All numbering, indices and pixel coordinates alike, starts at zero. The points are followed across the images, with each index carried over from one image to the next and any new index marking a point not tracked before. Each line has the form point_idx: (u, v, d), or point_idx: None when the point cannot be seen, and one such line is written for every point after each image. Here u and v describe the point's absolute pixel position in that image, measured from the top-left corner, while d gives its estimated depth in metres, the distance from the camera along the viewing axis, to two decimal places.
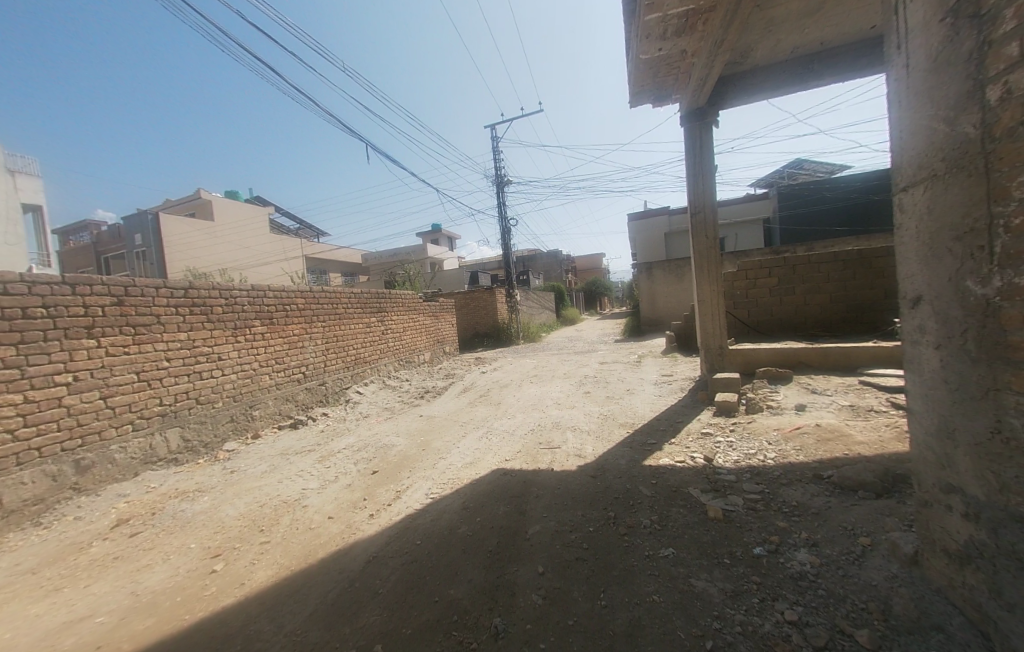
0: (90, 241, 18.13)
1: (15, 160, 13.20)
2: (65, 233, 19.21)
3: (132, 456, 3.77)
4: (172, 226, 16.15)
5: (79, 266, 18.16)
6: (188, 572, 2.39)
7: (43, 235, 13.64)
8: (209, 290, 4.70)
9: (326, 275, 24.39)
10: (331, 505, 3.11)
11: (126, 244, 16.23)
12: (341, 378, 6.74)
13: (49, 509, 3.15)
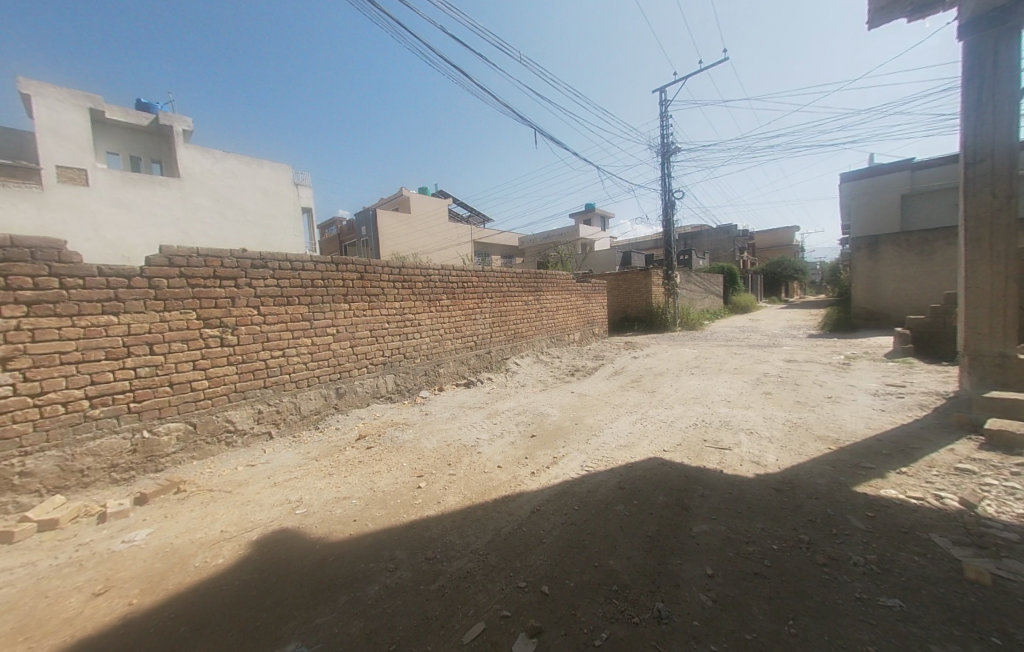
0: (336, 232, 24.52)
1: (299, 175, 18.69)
2: (322, 228, 26.50)
3: (366, 390, 5.08)
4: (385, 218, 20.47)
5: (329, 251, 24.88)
6: (402, 483, 3.13)
7: (312, 229, 19.15)
8: (414, 268, 5.79)
9: (491, 257, 26.99)
10: (499, 456, 3.57)
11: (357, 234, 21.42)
12: (503, 349, 7.48)
13: (322, 418, 4.57)
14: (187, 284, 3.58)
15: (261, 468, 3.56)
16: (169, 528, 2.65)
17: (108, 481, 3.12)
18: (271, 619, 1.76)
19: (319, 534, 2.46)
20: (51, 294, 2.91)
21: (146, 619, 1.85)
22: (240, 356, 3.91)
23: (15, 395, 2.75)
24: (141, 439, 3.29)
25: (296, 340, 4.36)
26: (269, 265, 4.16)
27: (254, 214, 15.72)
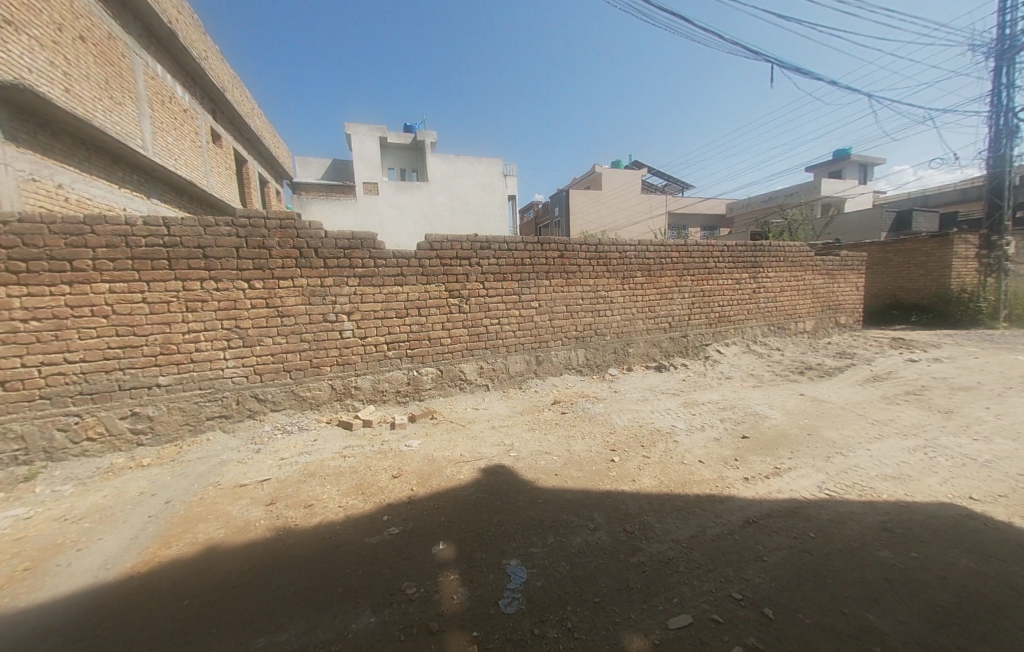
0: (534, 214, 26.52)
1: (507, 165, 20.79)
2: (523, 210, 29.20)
3: (560, 361, 5.39)
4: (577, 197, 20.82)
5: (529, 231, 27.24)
6: (597, 453, 3.25)
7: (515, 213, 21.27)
8: (610, 245, 5.67)
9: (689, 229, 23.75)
10: (701, 450, 3.25)
11: (552, 214, 22.64)
12: (704, 334, 6.62)
13: (524, 381, 5.13)
14: (436, 263, 4.53)
15: (482, 413, 4.34)
16: (428, 443, 3.57)
17: (394, 402, 4.42)
18: (497, 535, 2.17)
19: (529, 477, 2.85)
20: (370, 270, 4.21)
21: (419, 504, 2.58)
22: (469, 321, 4.76)
23: (353, 336, 4.19)
24: (411, 376, 4.50)
25: (509, 311, 5.00)
26: (493, 246, 4.84)
27: (474, 204, 18.31)
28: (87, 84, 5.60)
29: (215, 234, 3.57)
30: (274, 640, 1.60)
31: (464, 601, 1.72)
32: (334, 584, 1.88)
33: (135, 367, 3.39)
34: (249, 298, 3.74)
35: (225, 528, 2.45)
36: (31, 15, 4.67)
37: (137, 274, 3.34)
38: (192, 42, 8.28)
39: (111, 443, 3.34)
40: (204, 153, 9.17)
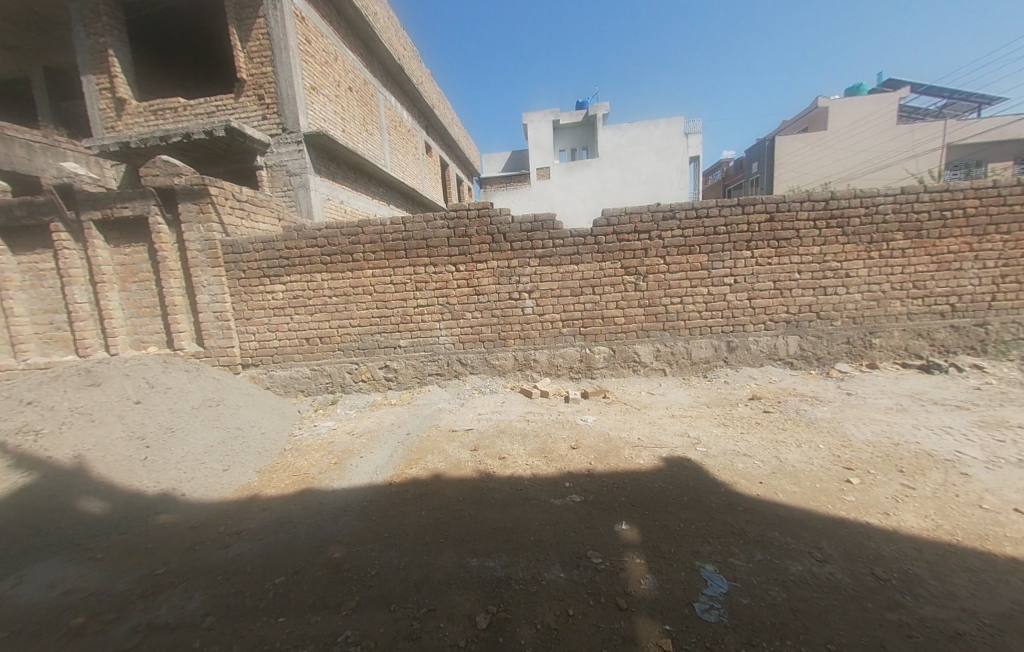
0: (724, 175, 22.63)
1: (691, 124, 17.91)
2: (710, 172, 25.40)
3: (762, 349, 4.50)
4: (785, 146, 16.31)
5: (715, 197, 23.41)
6: (823, 467, 2.59)
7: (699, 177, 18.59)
8: (851, 199, 4.26)
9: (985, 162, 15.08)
10: (1018, 496, 2.20)
11: (749, 172, 18.88)
12: (1019, 322, 4.41)
13: (713, 368, 4.51)
14: (616, 239, 4.33)
15: (661, 398, 4.05)
16: (604, 421, 3.56)
17: (568, 377, 4.57)
18: (689, 532, 1.99)
19: (724, 478, 2.51)
20: (549, 250, 4.37)
21: (600, 478, 2.61)
22: (648, 300, 4.43)
23: (533, 313, 4.48)
24: (584, 353, 4.54)
25: (695, 289, 4.41)
26: (679, 215, 4.29)
27: (648, 174, 16.64)
28: (354, 122, 7.54)
29: (433, 227, 4.33)
30: (483, 563, 1.91)
31: (654, 588, 1.66)
32: (528, 533, 2.09)
33: (384, 332, 4.50)
34: (455, 279, 4.43)
35: (443, 462, 3.04)
36: (325, 79, 6.57)
37: (385, 261, 4.37)
38: (412, 71, 10.13)
39: (373, 385, 4.57)
40: (420, 161, 11.18)
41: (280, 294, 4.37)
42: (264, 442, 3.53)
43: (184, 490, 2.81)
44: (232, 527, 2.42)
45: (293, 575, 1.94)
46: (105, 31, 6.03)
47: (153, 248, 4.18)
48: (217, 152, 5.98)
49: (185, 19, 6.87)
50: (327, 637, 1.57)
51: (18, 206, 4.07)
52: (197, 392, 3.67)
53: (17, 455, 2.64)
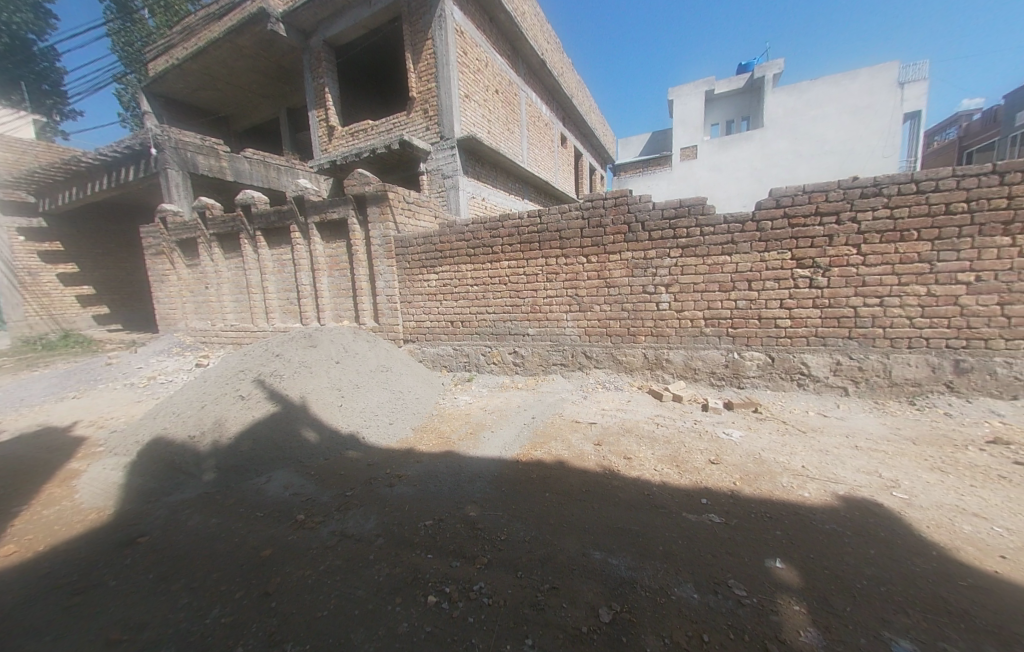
0: (957, 135, 16.82)
1: (908, 68, 13.19)
2: (936, 132, 19.28)
3: (1018, 375, 3.21)
4: None
5: (940, 166, 17.45)
6: None
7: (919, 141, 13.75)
8: None
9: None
10: None
11: (1003, 128, 13.15)
12: None
13: (925, 394, 3.44)
14: (788, 224, 3.63)
15: (836, 423, 3.30)
16: (753, 438, 3.09)
17: (707, 383, 4.09)
18: (875, 594, 1.59)
19: (934, 539, 1.91)
20: (696, 240, 3.93)
21: (747, 502, 2.29)
22: (826, 300, 3.61)
23: (670, 308, 4.13)
24: (730, 358, 3.98)
25: (901, 288, 3.41)
26: (885, 192, 3.35)
27: (835, 143, 13.39)
28: (499, 122, 8.03)
29: (568, 218, 4.35)
30: (608, 558, 1.88)
31: (817, 646, 1.39)
32: (655, 541, 1.98)
33: (516, 320, 4.75)
34: (586, 270, 4.38)
35: (567, 451, 3.08)
36: (477, 86, 7.17)
37: (520, 253, 4.59)
38: (554, 64, 10.24)
39: (503, 368, 4.89)
40: (555, 154, 11.26)
41: (433, 282, 5.01)
42: (418, 406, 4.14)
43: (363, 435, 3.52)
44: (394, 471, 2.92)
45: (439, 522, 2.24)
46: (324, 73, 7.70)
47: (349, 243, 5.27)
48: (392, 162, 7.14)
49: (375, 53, 8.31)
50: (465, 582, 1.78)
51: (273, 213, 5.59)
52: (373, 358, 4.50)
53: (269, 389, 3.66)
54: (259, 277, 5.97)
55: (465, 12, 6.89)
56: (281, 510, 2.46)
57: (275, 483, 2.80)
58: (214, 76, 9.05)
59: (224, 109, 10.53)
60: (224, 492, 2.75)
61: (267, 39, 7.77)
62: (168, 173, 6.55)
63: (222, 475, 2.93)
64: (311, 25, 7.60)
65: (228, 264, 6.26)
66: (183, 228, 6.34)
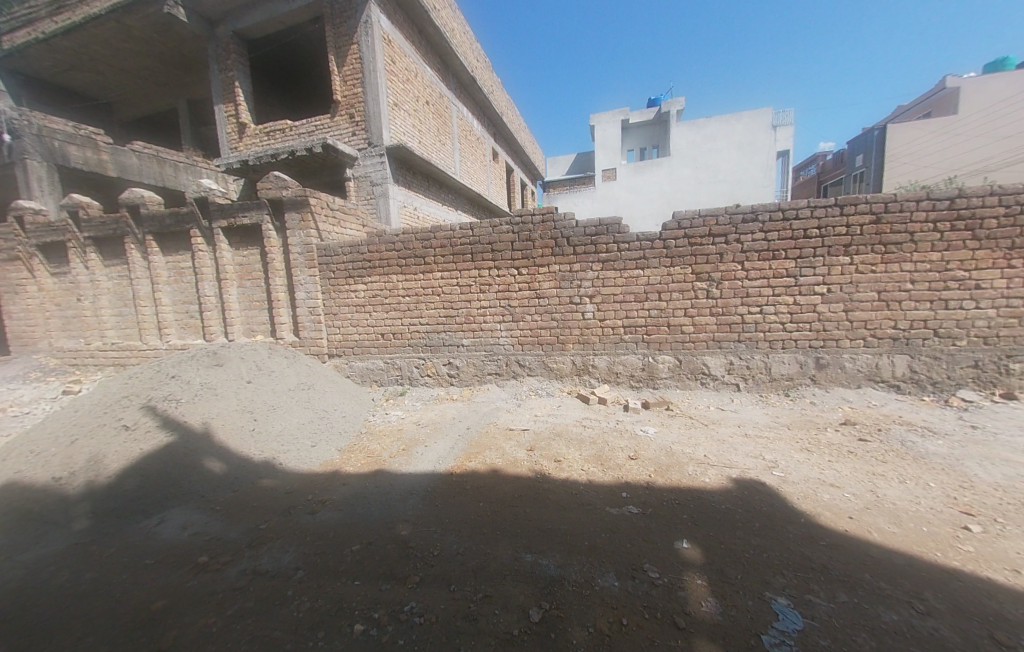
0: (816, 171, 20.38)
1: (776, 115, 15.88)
2: (801, 168, 23.17)
3: (859, 368, 3.95)
4: (899, 138, 13.14)
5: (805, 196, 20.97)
6: (932, 508, 2.22)
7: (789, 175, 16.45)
8: (984, 197, 3.56)
9: None
10: None
11: (846, 169, 16.25)
12: None
13: (796, 387, 4.08)
14: (688, 243, 4.12)
15: (731, 415, 3.77)
16: (665, 433, 3.42)
17: (628, 385, 4.43)
18: (760, 561, 1.85)
19: (803, 508, 2.28)
20: (614, 255, 4.28)
21: (660, 492, 2.52)
22: (720, 308, 4.14)
23: (593, 318, 4.42)
24: (646, 362, 4.37)
25: (776, 298, 4.03)
26: (760, 218, 3.96)
27: (727, 172, 15.44)
28: (429, 133, 8.02)
29: (498, 232, 4.48)
30: (538, 560, 1.95)
31: (716, 613, 1.58)
32: (582, 537, 2.10)
33: (449, 332, 4.74)
34: (517, 282, 4.52)
35: (500, 459, 3.14)
36: (406, 95, 7.11)
37: (452, 264, 4.61)
38: (484, 81, 10.53)
39: (437, 380, 4.82)
40: (487, 168, 11.51)
41: (361, 293, 4.81)
42: (345, 424, 3.91)
43: (280, 460, 3.23)
44: (318, 496, 2.73)
45: (367, 545, 2.15)
46: (234, 67, 7.10)
47: (263, 250, 4.85)
48: (313, 166, 6.74)
49: (294, 52, 7.86)
50: (396, 605, 1.73)
51: (169, 216, 4.96)
52: (292, 376, 4.18)
53: (163, 417, 3.22)
54: (150, 288, 5.23)
55: (392, 21, 6.81)
56: (178, 554, 2.16)
57: (170, 524, 2.46)
58: (92, 57, 7.85)
59: (105, 95, 9.16)
60: (102, 542, 2.34)
61: (163, 23, 6.96)
62: (27, 164, 5.55)
63: (99, 521, 2.49)
64: (218, 13, 6.97)
65: (109, 273, 5.39)
66: (48, 230, 5.33)
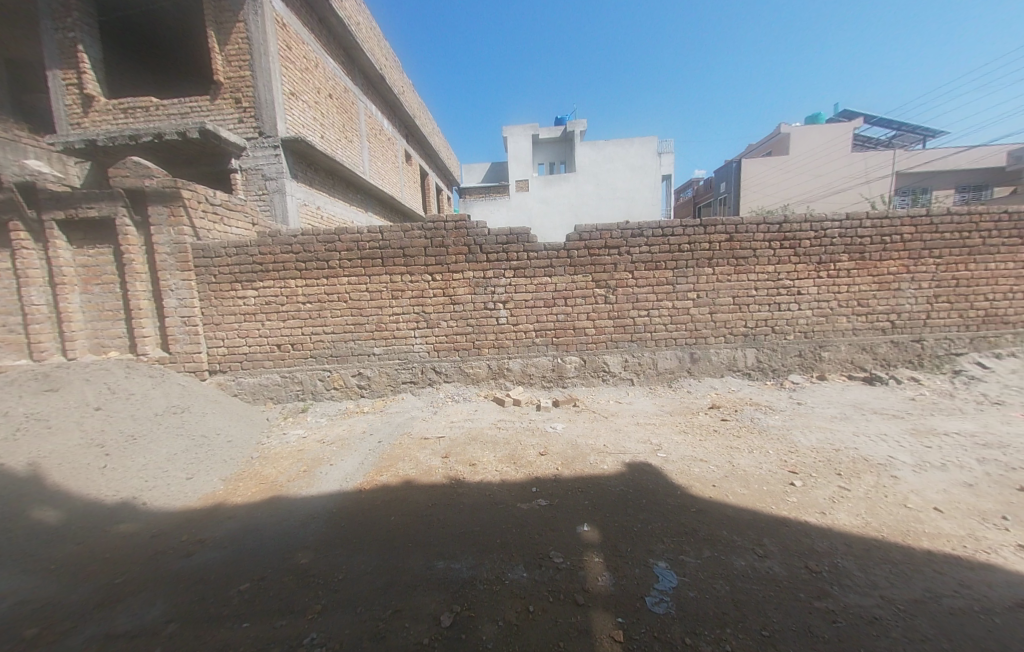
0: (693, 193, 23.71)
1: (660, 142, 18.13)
2: (682, 190, 26.74)
3: (723, 361, 4.71)
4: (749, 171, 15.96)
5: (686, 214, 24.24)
6: (770, 471, 2.75)
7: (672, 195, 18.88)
8: (801, 223, 4.54)
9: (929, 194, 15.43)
10: (938, 496, 2.38)
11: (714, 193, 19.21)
12: (951, 338, 4.69)
13: (678, 379, 4.70)
14: (588, 253, 4.51)
15: (627, 407, 4.21)
16: (572, 428, 3.68)
17: (539, 386, 4.66)
18: (646, 533, 2.11)
19: (681, 482, 2.65)
20: (523, 262, 4.49)
21: (565, 483, 2.71)
22: (617, 312, 4.60)
23: (506, 323, 4.57)
24: (555, 363, 4.65)
25: (659, 303, 4.62)
26: (646, 233, 4.51)
27: (623, 190, 17.14)
28: (333, 129, 7.51)
29: (409, 237, 4.38)
30: (450, 565, 1.96)
31: (609, 585, 1.76)
32: (493, 535, 2.17)
33: (358, 340, 4.48)
34: (431, 288, 4.47)
35: (414, 469, 3.07)
36: (304, 86, 6.57)
37: (360, 269, 4.38)
38: (393, 81, 10.20)
39: (344, 393, 4.51)
40: (400, 170, 11.16)
41: (251, 300, 4.30)
42: (231, 451, 3.45)
43: (145, 499, 2.73)
44: (196, 535, 2.37)
45: (260, 581, 1.94)
46: (74, 26, 5.85)
47: (118, 250, 4.05)
48: (189, 153, 5.85)
49: (161, 19, 6.76)
50: (294, 640, 1.60)
51: None
52: (161, 399, 3.57)
53: None
54: None
55: (287, 3, 6.26)
56: None
57: None
58: None
59: None
60: None
61: None
62: None
63: None
64: None
65: None
66: None
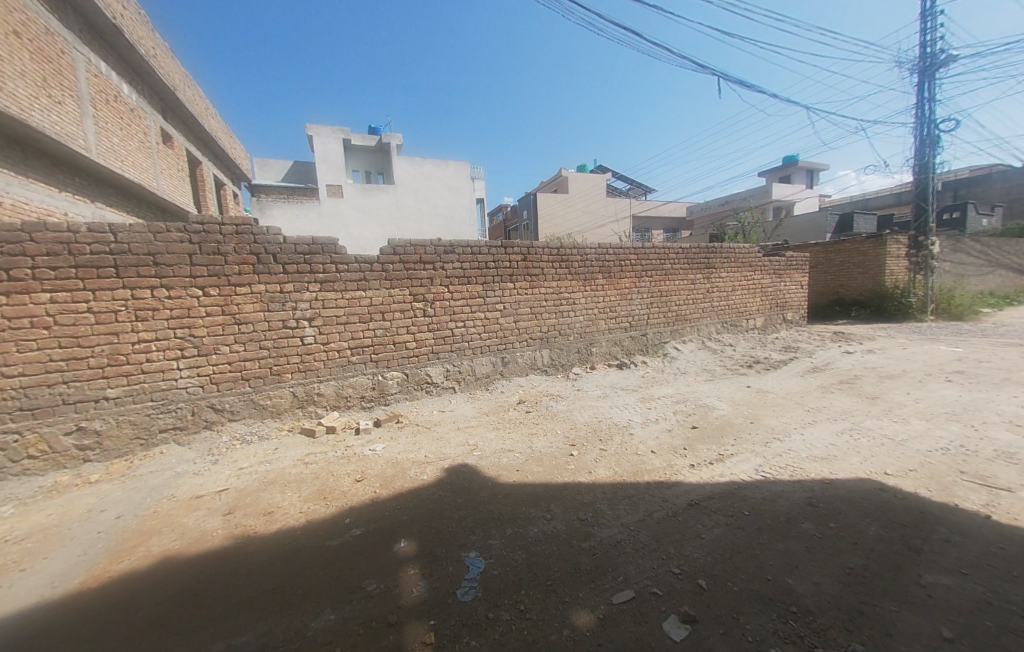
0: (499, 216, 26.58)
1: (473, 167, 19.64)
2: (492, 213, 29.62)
3: (527, 361, 5.45)
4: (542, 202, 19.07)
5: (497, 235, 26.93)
6: (557, 448, 3.35)
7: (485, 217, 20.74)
8: (571, 247, 5.73)
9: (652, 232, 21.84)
10: (654, 442, 3.39)
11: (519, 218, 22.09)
12: (662, 331, 6.75)
13: (493, 382, 5.18)
14: (402, 268, 4.49)
15: (448, 414, 4.37)
16: (392, 446, 3.57)
17: (358, 407, 4.33)
18: (459, 530, 2.25)
19: (490, 474, 2.94)
20: (332, 275, 4.12)
21: (381, 504, 2.62)
22: (435, 324, 4.74)
23: (314, 342, 4.08)
24: (376, 380, 4.43)
25: (473, 314, 4.99)
26: (456, 250, 4.82)
27: (441, 209, 17.76)
28: (25, 80, 5.06)
29: (167, 241, 3.41)
30: (234, 642, 1.62)
31: (423, 592, 1.80)
32: (296, 586, 1.90)
33: (80, 381, 3.18)
34: (205, 305, 3.59)
35: (180, 540, 2.38)
36: None
37: (81, 282, 3.14)
38: (138, 37, 7.71)
39: (51, 462, 3.11)
40: (155, 154, 8.56)
41: None
42: None
43: None
44: None
45: None
46: None
47: None
48: None
49: None
50: None
51: None
52: None
53: None
54: None
55: None
56: None
57: None
58: None
59: None
60: None
61: None
62: None
63: None
64: None
65: None
66: None
